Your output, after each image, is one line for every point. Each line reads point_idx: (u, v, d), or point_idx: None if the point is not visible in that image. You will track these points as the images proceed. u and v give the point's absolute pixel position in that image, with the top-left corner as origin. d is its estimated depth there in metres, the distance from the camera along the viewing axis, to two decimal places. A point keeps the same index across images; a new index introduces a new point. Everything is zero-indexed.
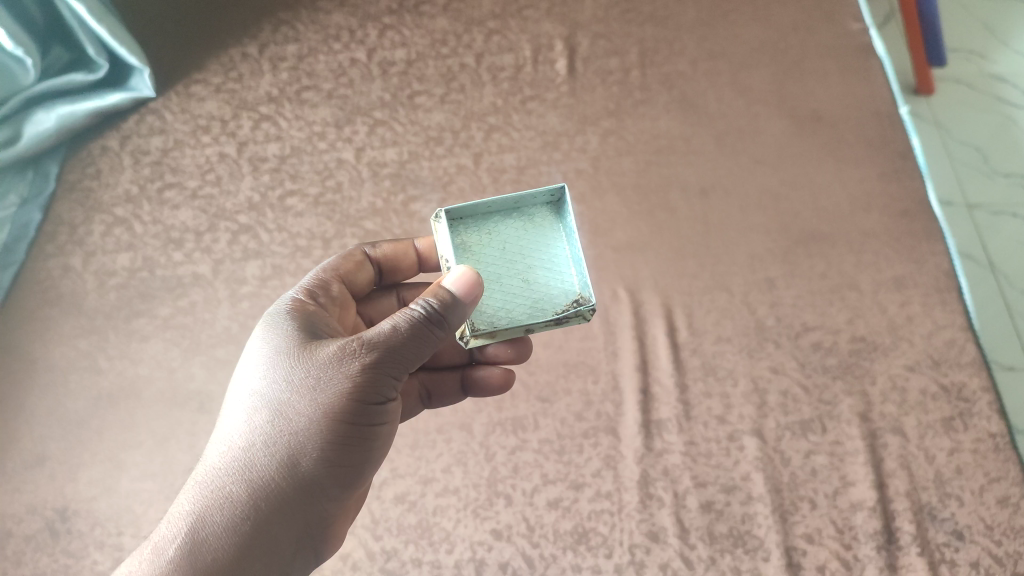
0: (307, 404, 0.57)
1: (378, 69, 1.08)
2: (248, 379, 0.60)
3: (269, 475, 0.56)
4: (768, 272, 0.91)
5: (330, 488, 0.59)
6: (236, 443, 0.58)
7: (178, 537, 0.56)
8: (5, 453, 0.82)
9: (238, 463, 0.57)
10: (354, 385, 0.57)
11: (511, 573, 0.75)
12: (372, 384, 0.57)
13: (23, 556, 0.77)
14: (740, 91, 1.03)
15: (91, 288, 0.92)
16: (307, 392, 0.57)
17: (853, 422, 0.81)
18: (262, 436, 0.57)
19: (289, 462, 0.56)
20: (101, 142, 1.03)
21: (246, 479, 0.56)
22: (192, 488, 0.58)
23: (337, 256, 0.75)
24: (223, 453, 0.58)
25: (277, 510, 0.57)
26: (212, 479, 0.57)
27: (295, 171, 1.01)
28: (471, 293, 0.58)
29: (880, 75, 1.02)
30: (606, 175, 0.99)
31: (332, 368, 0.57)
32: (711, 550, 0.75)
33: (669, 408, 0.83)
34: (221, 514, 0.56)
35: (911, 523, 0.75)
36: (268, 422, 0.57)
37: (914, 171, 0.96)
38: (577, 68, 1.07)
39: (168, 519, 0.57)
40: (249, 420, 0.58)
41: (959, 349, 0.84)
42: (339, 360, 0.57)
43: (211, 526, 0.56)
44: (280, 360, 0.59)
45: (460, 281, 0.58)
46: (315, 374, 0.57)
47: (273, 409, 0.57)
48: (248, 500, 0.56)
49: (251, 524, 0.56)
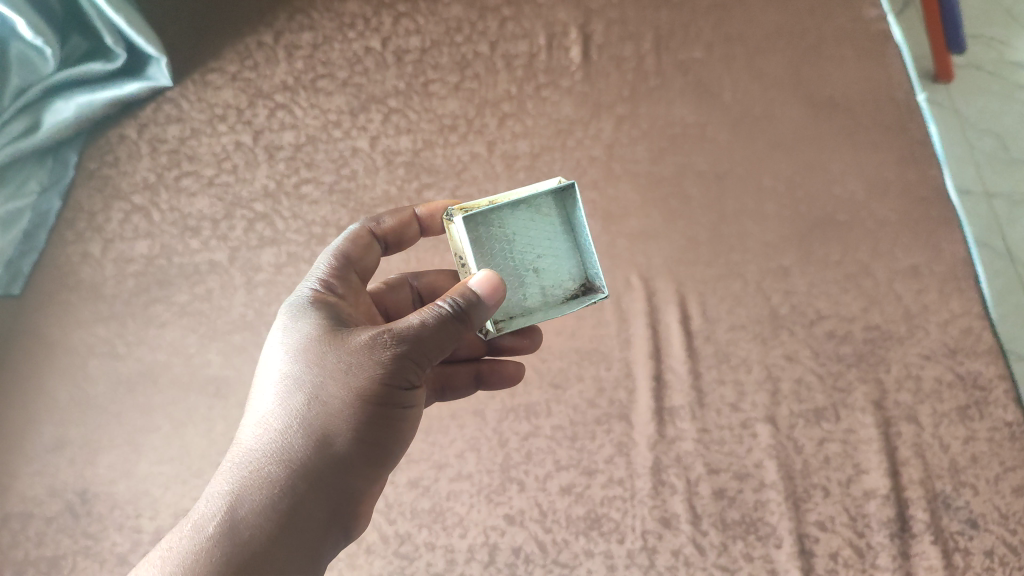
0: (340, 390, 0.57)
1: (393, 57, 1.08)
2: (276, 366, 0.60)
3: (305, 459, 0.57)
4: (782, 259, 0.90)
5: (363, 471, 0.59)
6: (270, 427, 0.58)
7: (214, 519, 0.55)
8: (26, 436, 0.83)
9: (272, 446, 0.57)
10: (386, 372, 0.57)
11: (524, 559, 0.76)
12: (402, 370, 0.57)
13: (46, 537, 0.77)
14: (756, 77, 1.02)
15: (110, 275, 0.94)
16: (340, 379, 0.57)
17: (868, 411, 0.80)
18: (295, 419, 0.57)
19: (324, 445, 0.57)
20: (120, 131, 1.04)
21: (281, 464, 0.56)
22: (225, 471, 0.58)
23: (344, 238, 0.72)
24: (257, 437, 0.58)
25: (313, 494, 0.57)
26: (246, 463, 0.57)
27: (310, 159, 1.01)
28: (495, 294, 0.59)
29: (897, 60, 1.01)
30: (619, 162, 0.99)
31: (363, 356, 0.57)
32: (723, 536, 0.75)
33: (681, 395, 0.83)
34: (257, 495, 0.56)
35: (925, 511, 0.75)
36: (301, 408, 0.57)
37: (932, 158, 0.95)
38: (592, 55, 1.06)
39: (203, 501, 0.57)
40: (281, 405, 0.58)
41: (975, 338, 0.83)
42: (372, 348, 0.57)
43: (248, 506, 0.56)
44: (311, 347, 0.59)
45: (483, 282, 0.59)
46: (347, 362, 0.57)
47: (306, 395, 0.58)
48: (284, 481, 0.56)
49: (289, 506, 0.56)
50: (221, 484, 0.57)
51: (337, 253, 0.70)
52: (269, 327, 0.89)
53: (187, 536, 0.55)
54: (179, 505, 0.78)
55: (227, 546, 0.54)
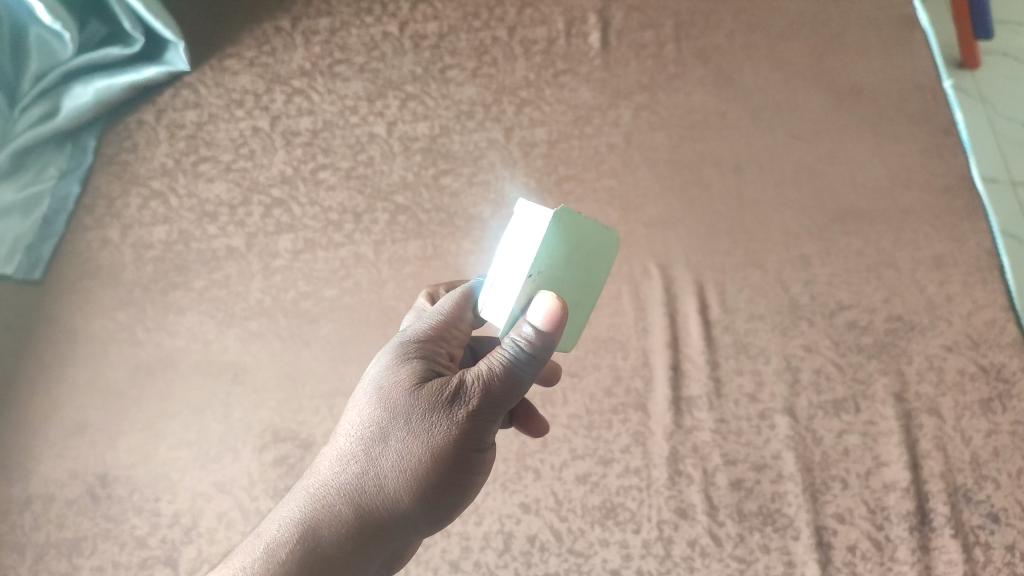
0: (415, 441, 0.55)
1: (410, 43, 1.08)
2: (355, 402, 0.59)
3: (372, 502, 0.56)
4: (802, 248, 0.89)
5: (427, 518, 0.58)
6: (345, 461, 0.57)
7: (281, 547, 0.55)
8: (44, 420, 0.83)
9: (344, 479, 0.57)
10: (459, 431, 0.55)
11: (539, 547, 0.75)
12: (475, 431, 0.56)
13: (65, 520, 0.77)
14: (778, 65, 1.02)
15: (128, 260, 0.94)
16: (418, 427, 0.55)
17: (888, 402, 0.79)
18: (367, 458, 0.56)
19: (391, 494, 0.56)
20: (138, 116, 1.04)
21: (348, 502, 0.56)
22: (298, 498, 0.58)
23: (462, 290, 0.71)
24: (332, 468, 0.57)
25: (374, 534, 0.56)
26: (315, 494, 0.57)
27: (327, 145, 1.01)
28: (555, 325, 0.54)
29: (923, 47, 1.01)
30: (639, 149, 0.98)
31: (440, 414, 0.55)
32: (740, 528, 0.74)
33: (699, 385, 0.82)
34: (325, 527, 0.56)
35: (945, 505, 0.74)
36: (376, 452, 0.56)
37: (957, 147, 0.93)
38: (611, 41, 1.06)
39: (271, 525, 0.57)
40: (355, 441, 0.57)
41: (1000, 329, 0.82)
42: (450, 400, 0.55)
43: (317, 535, 0.56)
44: (393, 389, 0.57)
45: (547, 314, 0.53)
46: (423, 408, 0.56)
47: (381, 438, 0.56)
48: (351, 517, 0.56)
49: (351, 545, 0.56)
50: (289, 509, 0.57)
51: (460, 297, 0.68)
52: (286, 314, 0.89)
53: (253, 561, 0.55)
54: (196, 489, 0.79)
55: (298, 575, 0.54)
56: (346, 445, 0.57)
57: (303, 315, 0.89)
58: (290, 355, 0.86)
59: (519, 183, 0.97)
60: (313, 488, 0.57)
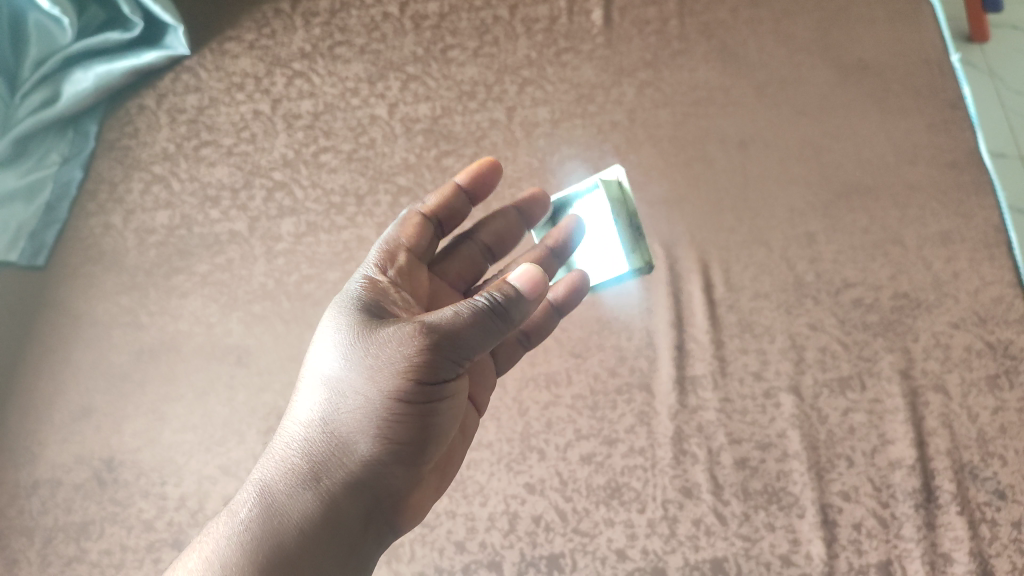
0: (368, 384, 0.56)
1: (411, 23, 1.08)
2: (316, 361, 0.60)
3: (330, 454, 0.58)
4: (808, 227, 0.89)
5: (393, 468, 0.58)
6: (311, 421, 0.59)
7: (246, 505, 0.59)
8: (52, 405, 0.83)
9: (310, 439, 0.58)
10: (409, 367, 0.54)
11: (545, 527, 0.75)
12: (429, 368, 0.54)
13: (73, 504, 0.78)
14: (783, 40, 1.01)
15: (132, 246, 0.94)
16: (369, 372, 0.55)
17: (894, 380, 0.79)
18: (331, 413, 0.58)
19: (351, 444, 0.57)
20: (139, 101, 1.04)
21: (306, 457, 0.58)
22: (268, 459, 0.60)
23: (394, 223, 0.71)
24: (300, 428, 0.59)
25: (337, 487, 0.57)
26: (281, 453, 0.60)
27: (329, 128, 1.01)
28: (536, 289, 0.55)
29: (931, 21, 1.00)
30: (642, 127, 0.97)
31: (389, 353, 0.54)
32: (745, 506, 0.74)
33: (703, 364, 0.82)
34: (290, 484, 0.58)
35: (952, 482, 0.73)
36: (335, 403, 0.58)
37: (965, 121, 0.92)
38: (613, 18, 1.05)
39: (244, 491, 0.60)
40: (319, 400, 0.59)
41: (1007, 306, 0.81)
42: (400, 334, 0.54)
43: (282, 493, 0.58)
44: (341, 339, 0.58)
45: (524, 278, 0.55)
46: (373, 351, 0.55)
47: (338, 389, 0.58)
48: (314, 475, 0.58)
49: (312, 499, 0.57)
50: (261, 470, 0.60)
51: (391, 237, 0.69)
52: (289, 297, 0.89)
53: (224, 520, 0.59)
54: (202, 472, 0.79)
55: (259, 529, 0.57)
56: (310, 403, 0.59)
57: (306, 297, 0.89)
58: (293, 338, 0.86)
59: (522, 164, 0.96)
60: (281, 450, 0.60)
